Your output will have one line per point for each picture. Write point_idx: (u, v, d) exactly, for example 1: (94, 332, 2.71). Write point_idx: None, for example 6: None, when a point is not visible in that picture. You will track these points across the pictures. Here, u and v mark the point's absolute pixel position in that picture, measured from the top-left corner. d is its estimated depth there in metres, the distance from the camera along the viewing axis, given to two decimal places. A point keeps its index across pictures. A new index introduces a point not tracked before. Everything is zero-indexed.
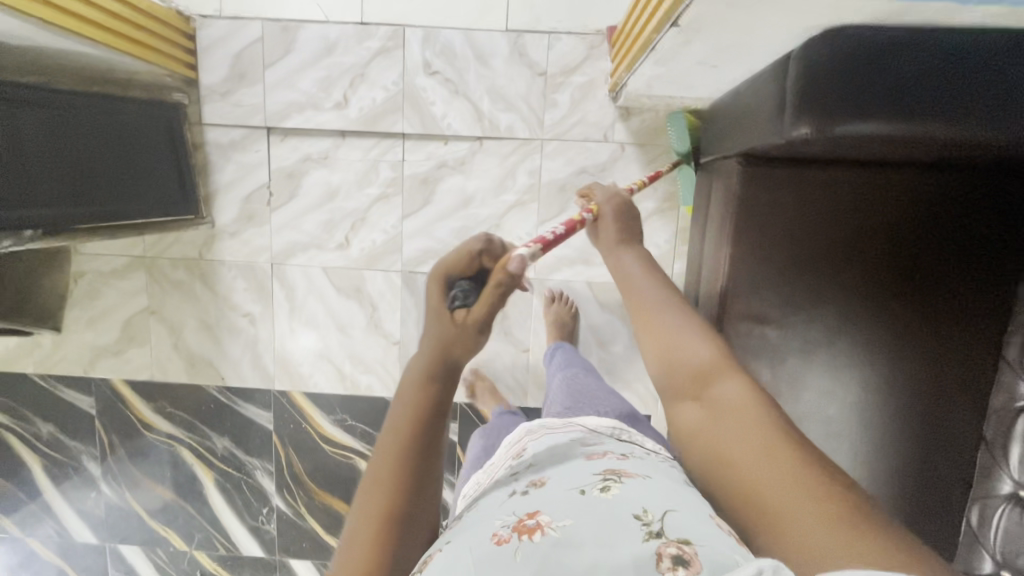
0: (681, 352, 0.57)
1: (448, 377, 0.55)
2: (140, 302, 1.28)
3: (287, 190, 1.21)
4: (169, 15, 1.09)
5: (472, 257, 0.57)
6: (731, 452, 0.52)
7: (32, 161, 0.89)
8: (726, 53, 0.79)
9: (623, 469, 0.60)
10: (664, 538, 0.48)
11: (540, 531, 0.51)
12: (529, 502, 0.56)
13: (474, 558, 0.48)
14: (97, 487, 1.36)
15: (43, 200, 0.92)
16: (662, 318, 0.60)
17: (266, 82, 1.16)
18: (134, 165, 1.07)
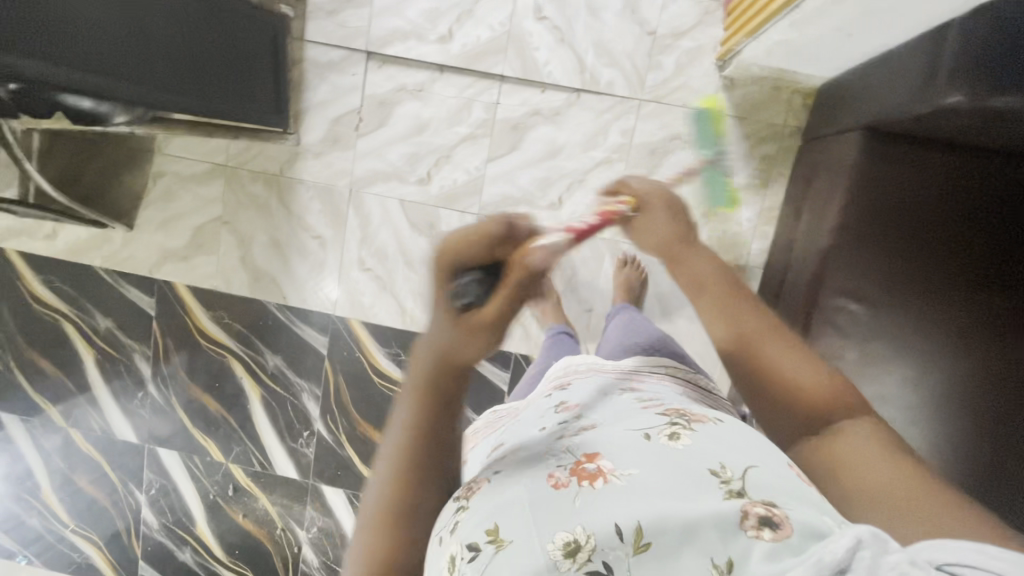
0: (795, 383, 0.55)
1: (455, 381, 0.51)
2: (213, 210, 1.29)
3: (377, 118, 1.21)
4: None
5: (492, 245, 0.47)
6: (845, 467, 0.51)
7: (145, 36, 0.88)
8: (871, 19, 0.78)
9: (692, 412, 0.56)
10: (747, 498, 0.44)
11: (602, 478, 0.48)
12: (582, 441, 0.53)
13: (531, 497, 0.47)
14: (145, 387, 1.38)
15: (143, 80, 0.95)
16: (773, 348, 0.56)
17: (374, 7, 1.16)
18: (241, 71, 1.06)
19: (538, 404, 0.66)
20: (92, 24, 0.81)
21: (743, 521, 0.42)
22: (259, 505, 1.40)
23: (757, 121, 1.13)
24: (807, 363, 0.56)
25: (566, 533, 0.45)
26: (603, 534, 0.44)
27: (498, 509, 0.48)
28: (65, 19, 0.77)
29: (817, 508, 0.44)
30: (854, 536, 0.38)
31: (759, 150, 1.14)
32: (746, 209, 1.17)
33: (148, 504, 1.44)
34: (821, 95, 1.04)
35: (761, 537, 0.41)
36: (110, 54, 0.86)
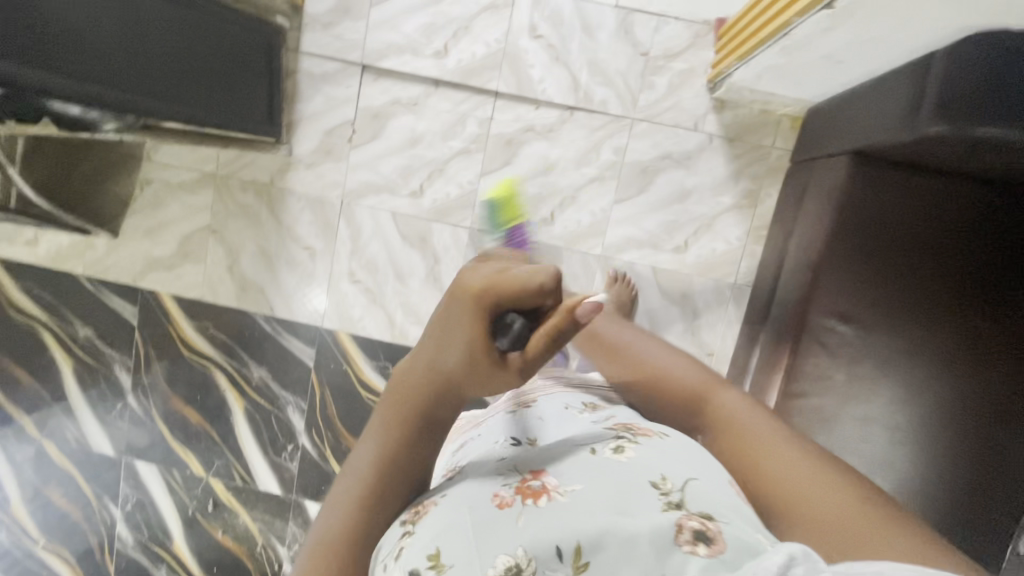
0: (673, 377, 0.65)
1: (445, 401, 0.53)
2: (201, 219, 1.27)
3: (370, 130, 1.21)
4: None
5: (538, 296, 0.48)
6: (749, 457, 0.55)
7: (141, 40, 0.88)
8: (857, 49, 0.80)
9: (638, 427, 0.58)
10: (684, 510, 0.47)
11: (546, 494, 0.49)
12: (533, 461, 0.54)
13: (474, 518, 0.47)
14: (125, 399, 1.35)
15: (146, 90, 0.95)
16: (645, 351, 0.70)
17: (370, 20, 1.17)
18: (236, 80, 1.07)
19: (502, 419, 0.66)
20: (89, 26, 0.81)
21: (679, 537, 0.45)
22: (240, 521, 1.37)
23: (747, 142, 1.15)
24: (679, 358, 0.68)
25: (506, 556, 0.44)
26: (542, 556, 0.44)
27: (443, 531, 0.46)
28: (61, 18, 0.77)
29: (747, 529, 0.46)
30: (787, 554, 0.41)
31: (749, 170, 1.16)
32: (736, 229, 1.19)
33: (124, 520, 1.40)
34: (811, 118, 1.06)
35: (697, 552, 0.44)
36: (114, 62, 0.87)
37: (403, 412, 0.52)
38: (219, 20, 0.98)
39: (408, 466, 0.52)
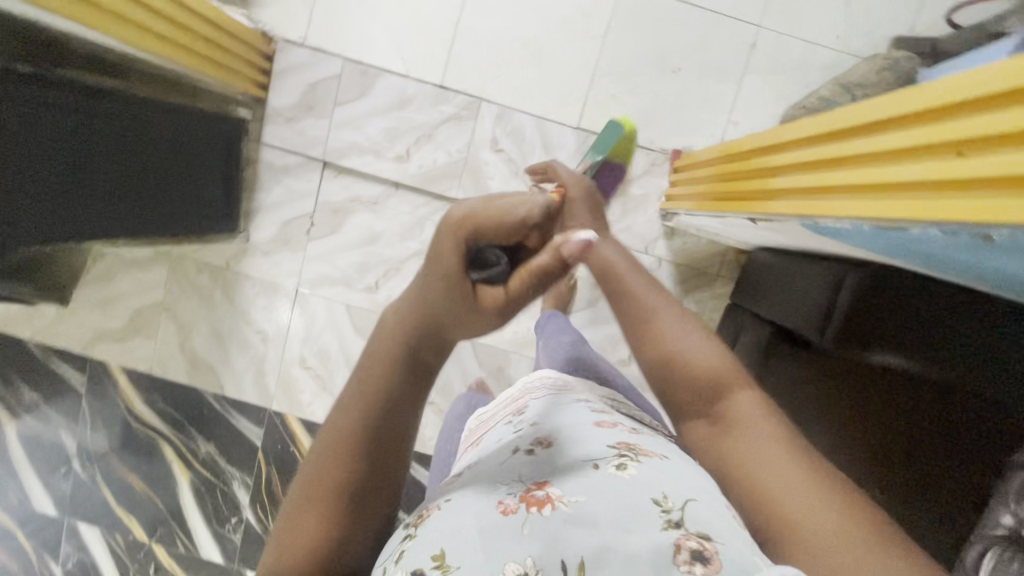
0: (695, 362, 0.55)
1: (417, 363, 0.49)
2: (155, 295, 1.28)
3: (329, 224, 1.22)
4: (253, 34, 1.11)
5: (518, 228, 0.45)
6: (757, 469, 0.49)
7: (98, 162, 0.87)
8: (781, 239, 0.85)
9: (641, 445, 0.52)
10: (683, 530, 0.43)
11: (550, 504, 0.45)
12: (540, 467, 0.49)
13: (480, 525, 0.44)
14: (69, 462, 1.36)
15: (102, 212, 0.92)
16: (667, 320, 0.57)
17: (334, 119, 1.17)
18: (190, 180, 1.07)
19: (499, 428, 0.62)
20: (47, 167, 0.78)
21: (676, 555, 0.41)
22: None
23: (693, 269, 1.19)
24: (701, 342, 0.56)
25: (515, 564, 0.41)
26: (549, 568, 0.41)
27: (452, 531, 0.44)
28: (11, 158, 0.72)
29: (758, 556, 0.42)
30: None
31: (694, 295, 1.20)
32: None
33: None
34: (751, 262, 1.08)
35: (693, 573, 0.40)
36: (65, 198, 0.84)
37: (372, 391, 0.48)
38: (164, 127, 0.98)
39: (376, 468, 0.48)
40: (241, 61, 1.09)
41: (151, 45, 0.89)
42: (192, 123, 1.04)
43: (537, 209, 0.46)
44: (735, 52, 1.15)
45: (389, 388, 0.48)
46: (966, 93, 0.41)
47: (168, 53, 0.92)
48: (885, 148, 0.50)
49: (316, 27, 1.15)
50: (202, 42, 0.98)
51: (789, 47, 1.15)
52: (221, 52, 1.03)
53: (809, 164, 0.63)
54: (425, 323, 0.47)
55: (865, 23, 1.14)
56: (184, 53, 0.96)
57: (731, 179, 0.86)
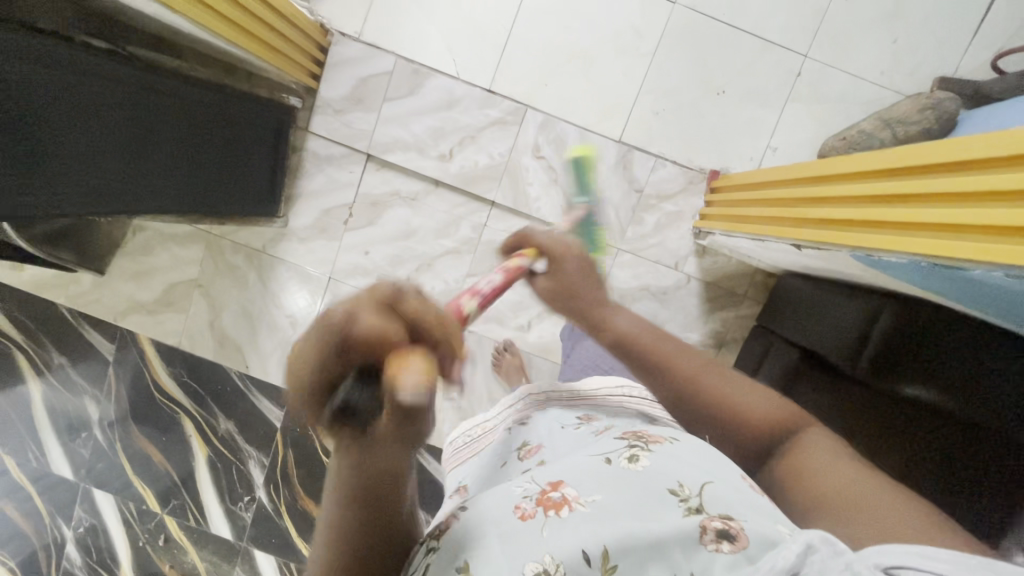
0: (751, 414, 0.53)
1: (373, 491, 0.39)
2: (190, 272, 1.31)
3: (367, 216, 1.25)
4: (313, 27, 1.14)
5: (339, 345, 0.28)
6: (816, 483, 0.46)
7: (156, 135, 0.89)
8: (817, 266, 0.88)
9: (649, 433, 0.55)
10: (704, 514, 0.44)
11: (567, 506, 0.47)
12: (548, 471, 0.53)
13: (496, 529, 0.46)
14: (89, 429, 1.38)
15: (158, 184, 0.95)
16: (717, 381, 0.55)
17: (381, 114, 1.20)
18: (239, 162, 1.10)
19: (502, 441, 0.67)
20: (113, 137, 0.82)
21: (702, 536, 0.43)
22: (188, 559, 1.39)
23: (721, 288, 1.21)
24: (752, 392, 0.55)
25: (535, 563, 0.43)
26: (571, 561, 0.43)
27: (472, 543, 0.46)
28: (77, 121, 0.75)
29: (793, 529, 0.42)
30: (805, 541, 0.38)
31: (720, 314, 1.22)
32: None
33: (74, 541, 1.41)
34: (781, 284, 1.10)
35: (721, 550, 0.42)
36: (126, 166, 0.87)
37: (343, 519, 0.40)
38: (217, 107, 1.01)
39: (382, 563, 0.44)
40: (299, 52, 1.12)
41: (228, 32, 0.93)
42: (239, 104, 1.06)
43: (336, 323, 0.29)
44: (780, 79, 1.17)
45: (350, 524, 0.40)
46: (1002, 149, 0.48)
47: (239, 40, 0.96)
48: (944, 191, 0.54)
49: (372, 23, 1.18)
50: (255, 23, 0.98)
51: (833, 79, 1.17)
52: (273, 35, 1.04)
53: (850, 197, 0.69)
54: (361, 470, 0.36)
55: (910, 61, 1.15)
56: (251, 41, 0.99)
57: (772, 206, 0.88)
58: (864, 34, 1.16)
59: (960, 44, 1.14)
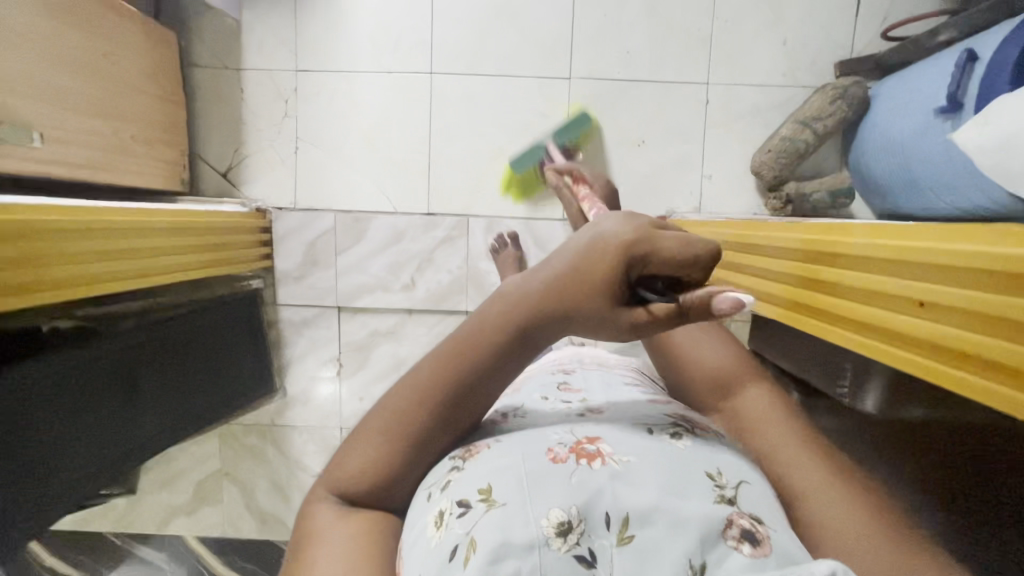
0: (711, 360, 0.60)
1: (514, 339, 0.49)
2: (213, 465, 1.35)
3: (356, 361, 1.29)
4: (250, 216, 1.19)
5: (689, 266, 0.45)
6: (767, 447, 0.51)
7: (133, 385, 0.94)
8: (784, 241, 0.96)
9: (697, 418, 0.53)
10: (735, 506, 0.42)
11: (600, 459, 0.45)
12: (595, 425, 0.51)
13: (525, 467, 0.44)
14: None
15: (153, 423, 1.00)
16: (703, 344, 0.61)
17: (338, 267, 1.25)
18: (221, 363, 1.16)
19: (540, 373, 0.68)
20: (93, 413, 0.87)
21: (725, 530, 0.40)
22: None
23: None
24: (721, 348, 0.61)
25: (559, 511, 0.41)
26: (593, 519, 0.41)
27: (495, 470, 0.45)
28: (55, 422, 0.80)
29: (792, 536, 0.42)
30: (827, 566, 0.33)
31: None
32: None
33: None
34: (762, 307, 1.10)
35: (740, 551, 0.39)
36: (116, 428, 0.92)
37: (462, 358, 0.49)
38: (179, 329, 1.05)
39: (453, 413, 0.50)
40: (244, 247, 1.17)
41: (170, 271, 0.98)
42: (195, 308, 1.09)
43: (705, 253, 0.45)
44: (692, 112, 1.20)
45: (467, 362, 0.49)
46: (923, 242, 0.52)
47: (184, 272, 1.01)
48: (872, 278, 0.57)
49: (302, 190, 1.23)
50: (194, 249, 1.04)
51: (740, 94, 1.20)
52: (209, 239, 1.07)
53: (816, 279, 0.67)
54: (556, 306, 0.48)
55: (807, 54, 1.18)
56: (196, 267, 1.04)
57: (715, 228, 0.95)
58: (755, 44, 1.18)
59: (847, 24, 1.16)
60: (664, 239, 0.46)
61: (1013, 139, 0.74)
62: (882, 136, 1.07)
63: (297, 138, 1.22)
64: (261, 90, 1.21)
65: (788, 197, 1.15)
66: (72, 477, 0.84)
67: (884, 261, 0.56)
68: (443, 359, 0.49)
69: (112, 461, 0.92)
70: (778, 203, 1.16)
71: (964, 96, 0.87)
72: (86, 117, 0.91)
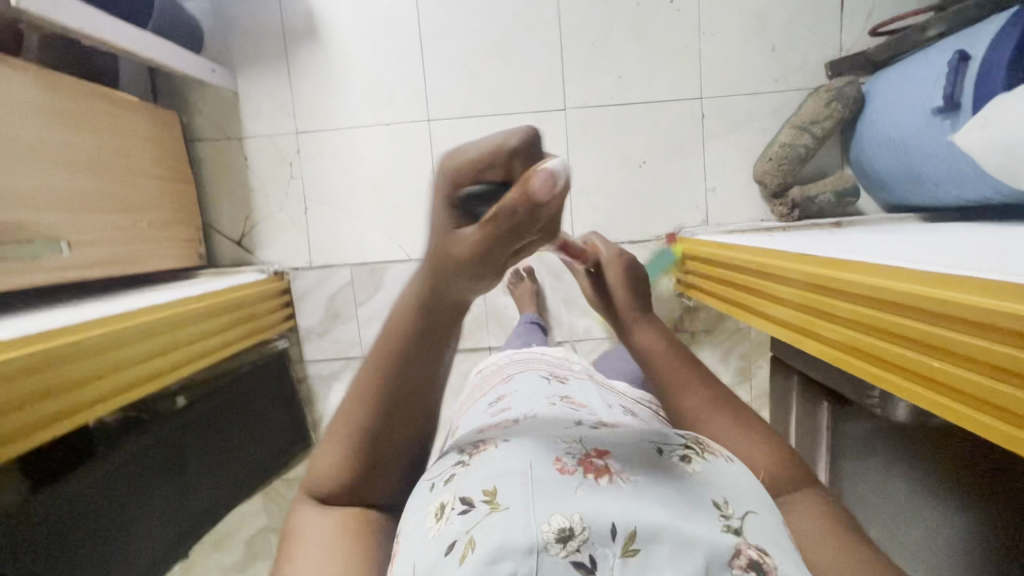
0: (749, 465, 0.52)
1: (441, 318, 0.44)
2: (260, 522, 1.39)
3: None
4: (270, 280, 1.22)
5: (505, 161, 0.34)
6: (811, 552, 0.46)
7: (179, 466, 0.98)
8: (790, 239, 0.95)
9: (708, 442, 0.50)
10: (742, 536, 0.39)
11: (607, 476, 0.42)
12: (603, 437, 0.48)
13: (531, 474, 0.42)
14: None
15: (202, 497, 1.03)
16: (712, 426, 0.54)
17: (359, 319, 1.27)
18: (259, 428, 1.19)
19: (535, 380, 0.66)
20: (146, 500, 0.91)
21: (732, 557, 0.38)
22: None
23: (727, 329, 1.24)
24: (751, 445, 0.53)
25: (562, 518, 0.38)
26: (597, 531, 0.38)
27: (502, 474, 0.42)
28: (111, 516, 0.84)
29: (800, 569, 0.40)
30: None
31: (736, 350, 1.25)
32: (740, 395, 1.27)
33: None
34: None
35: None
36: (168, 510, 0.95)
37: (407, 353, 0.44)
38: (216, 403, 1.08)
39: (405, 413, 0.45)
40: (268, 313, 1.20)
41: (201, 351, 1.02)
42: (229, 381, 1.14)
43: (510, 142, 0.34)
44: (689, 127, 1.21)
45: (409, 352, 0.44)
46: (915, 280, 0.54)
47: (214, 349, 1.05)
48: (868, 312, 0.59)
49: (317, 248, 1.26)
50: (222, 326, 1.07)
51: (735, 104, 1.21)
52: (238, 315, 1.11)
53: (819, 309, 0.68)
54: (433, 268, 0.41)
55: (797, 57, 1.19)
56: (225, 343, 1.08)
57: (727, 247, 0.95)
58: (744, 54, 1.19)
59: (834, 23, 1.17)
60: (455, 157, 0.35)
61: (1017, 139, 0.75)
62: (881, 134, 1.08)
63: (305, 198, 1.25)
64: (265, 155, 1.24)
65: (794, 202, 1.17)
66: (129, 564, 0.87)
67: (876, 305, 0.58)
68: (384, 359, 0.44)
69: (169, 542, 0.96)
70: (785, 208, 1.18)
71: (961, 96, 0.88)
72: (106, 215, 0.94)
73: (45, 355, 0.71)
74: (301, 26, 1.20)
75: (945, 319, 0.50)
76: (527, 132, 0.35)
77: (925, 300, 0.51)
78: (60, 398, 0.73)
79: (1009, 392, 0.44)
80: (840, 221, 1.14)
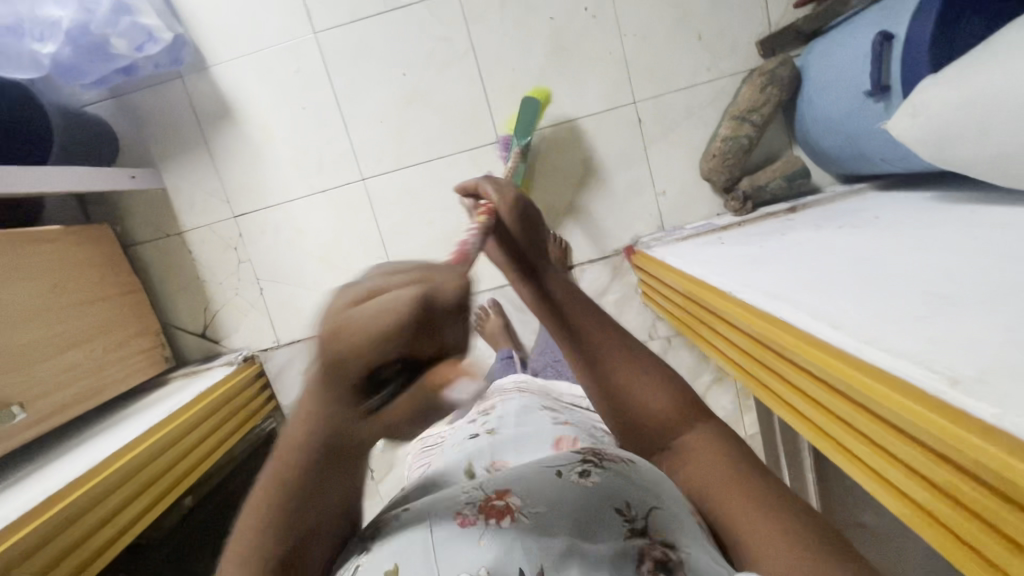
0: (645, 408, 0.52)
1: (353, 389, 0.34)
2: None
3: (383, 465, 1.29)
4: (243, 369, 1.21)
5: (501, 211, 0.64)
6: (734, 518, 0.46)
7: None
8: (749, 246, 0.95)
9: (606, 450, 0.51)
10: (648, 538, 0.44)
11: (509, 515, 0.44)
12: (504, 478, 0.49)
13: (433, 538, 0.43)
14: None
15: None
16: (616, 366, 0.53)
17: None
18: None
19: (464, 426, 0.69)
20: None
21: (640, 564, 0.42)
22: None
23: None
24: (653, 385, 0.52)
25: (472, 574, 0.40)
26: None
27: (405, 547, 0.43)
28: None
29: (712, 558, 0.43)
30: None
31: None
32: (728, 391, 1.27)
33: None
34: None
35: None
36: None
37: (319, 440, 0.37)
38: None
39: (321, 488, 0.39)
40: (251, 403, 1.20)
41: (198, 465, 1.02)
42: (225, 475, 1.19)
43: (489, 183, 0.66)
44: (628, 135, 1.18)
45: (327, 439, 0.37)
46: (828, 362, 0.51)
47: (209, 458, 1.05)
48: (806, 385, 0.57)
49: (281, 326, 1.25)
50: (212, 433, 1.08)
51: (671, 102, 1.16)
52: (222, 415, 1.11)
53: (765, 364, 0.67)
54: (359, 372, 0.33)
55: (725, 42, 1.14)
56: (218, 449, 1.08)
57: (670, 270, 0.97)
58: (672, 48, 1.14)
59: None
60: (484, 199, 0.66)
61: (951, 127, 0.72)
62: (822, 114, 1.04)
63: (258, 279, 1.23)
64: (208, 245, 1.21)
65: (746, 194, 1.13)
66: None
67: (815, 381, 0.55)
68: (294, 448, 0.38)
69: None
70: (738, 202, 1.13)
71: (889, 78, 0.84)
72: (59, 356, 0.94)
73: (84, 501, 0.79)
74: (214, 108, 1.15)
75: (870, 412, 0.47)
76: (520, 196, 0.63)
77: (850, 389, 0.48)
78: (84, 551, 0.77)
79: (942, 504, 0.42)
80: (794, 205, 1.11)
